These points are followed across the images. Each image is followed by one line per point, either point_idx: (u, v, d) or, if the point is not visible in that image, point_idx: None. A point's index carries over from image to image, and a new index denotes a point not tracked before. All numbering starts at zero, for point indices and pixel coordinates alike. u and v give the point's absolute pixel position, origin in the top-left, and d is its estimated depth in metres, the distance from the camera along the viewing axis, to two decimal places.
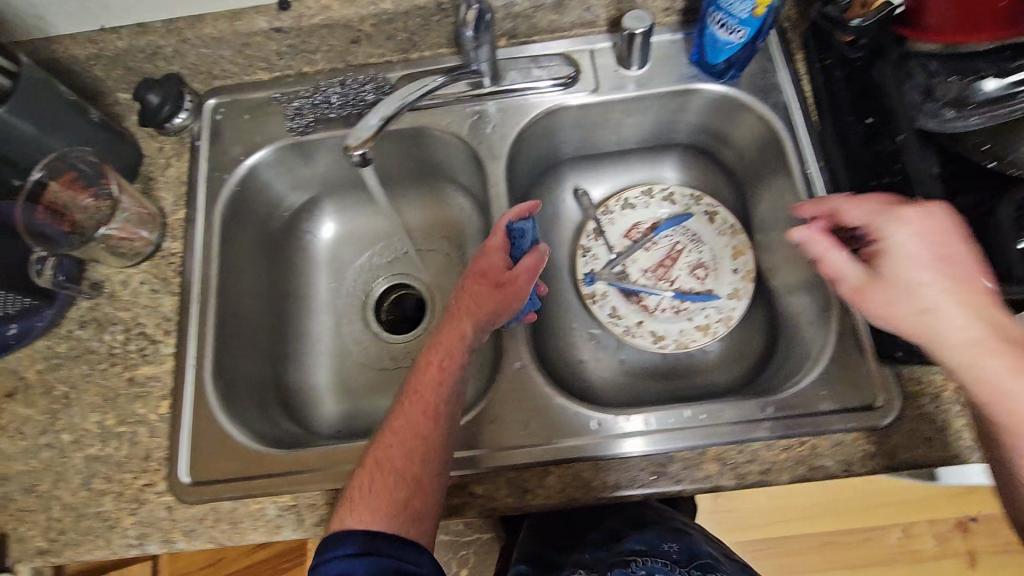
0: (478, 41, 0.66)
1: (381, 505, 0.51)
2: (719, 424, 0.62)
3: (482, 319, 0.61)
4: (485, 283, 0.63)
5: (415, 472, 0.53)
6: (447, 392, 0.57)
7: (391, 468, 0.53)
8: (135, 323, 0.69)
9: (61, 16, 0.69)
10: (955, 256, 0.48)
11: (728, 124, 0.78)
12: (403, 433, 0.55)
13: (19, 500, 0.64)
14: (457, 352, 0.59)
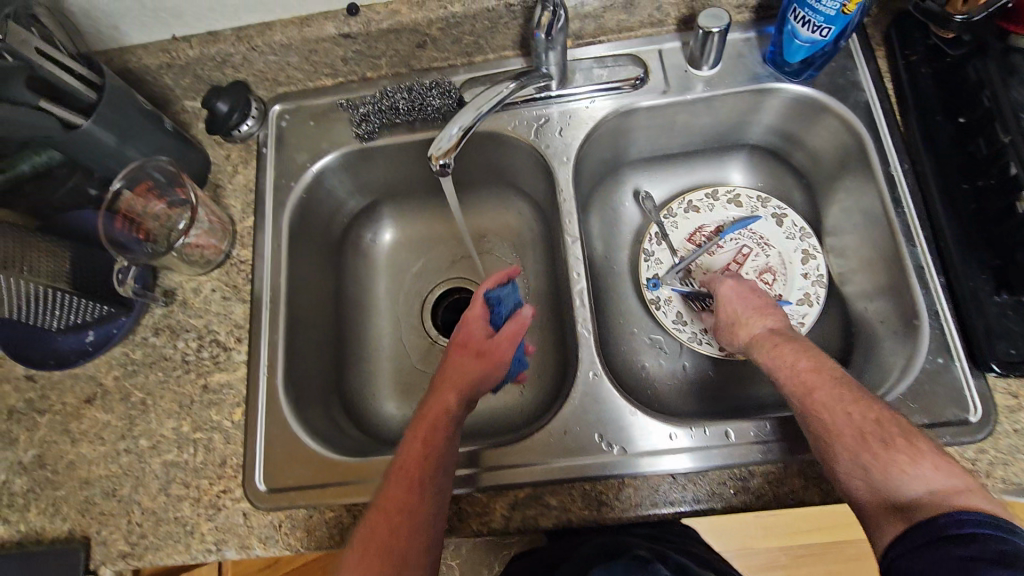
0: (551, 43, 0.65)
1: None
2: (803, 440, 0.59)
3: (465, 389, 0.58)
4: (468, 355, 0.61)
5: (400, 552, 0.48)
6: (434, 465, 0.53)
7: (375, 542, 0.48)
8: (208, 330, 0.70)
9: (137, 27, 0.70)
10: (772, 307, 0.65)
11: (801, 123, 0.75)
12: (389, 513, 0.50)
13: (100, 504, 0.65)
14: (442, 425, 0.55)
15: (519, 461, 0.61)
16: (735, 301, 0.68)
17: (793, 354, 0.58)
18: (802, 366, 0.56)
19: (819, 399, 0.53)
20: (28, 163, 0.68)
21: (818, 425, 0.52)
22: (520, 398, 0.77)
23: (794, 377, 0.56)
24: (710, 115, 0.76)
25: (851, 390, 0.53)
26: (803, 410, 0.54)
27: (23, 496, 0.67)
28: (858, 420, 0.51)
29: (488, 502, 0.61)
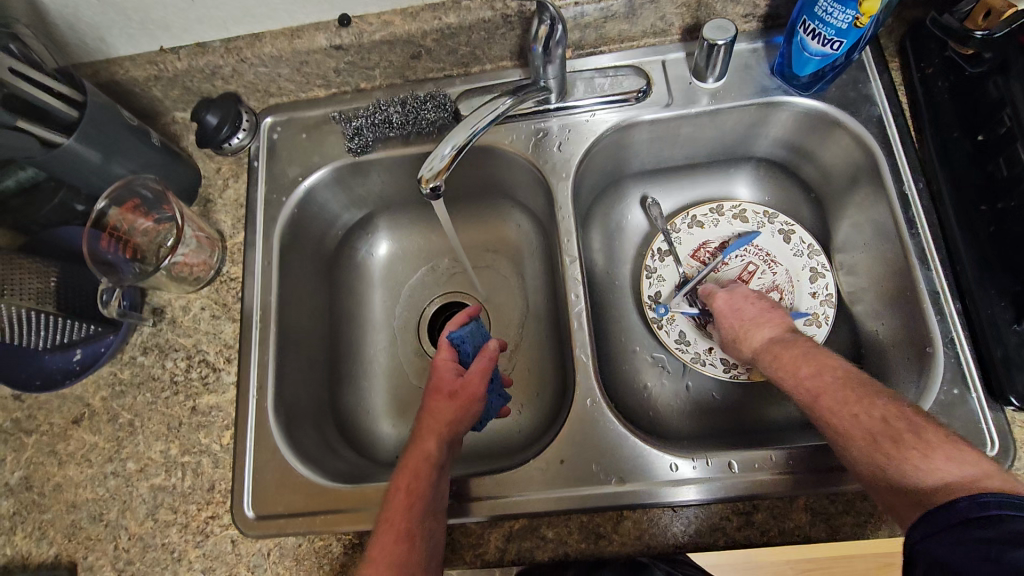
0: (550, 56, 0.63)
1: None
2: (810, 474, 0.56)
3: (442, 434, 0.58)
4: (441, 398, 0.60)
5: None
6: (423, 511, 0.53)
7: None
8: (197, 350, 0.68)
9: (123, 38, 0.68)
10: (774, 316, 0.64)
11: (810, 137, 0.72)
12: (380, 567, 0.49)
13: (87, 528, 0.64)
14: (426, 473, 0.55)
15: (513, 491, 0.59)
16: (732, 310, 0.66)
17: (796, 362, 0.57)
18: (807, 374, 0.55)
19: (827, 403, 0.52)
20: (14, 180, 0.65)
21: (832, 428, 0.51)
22: (518, 419, 0.75)
23: (799, 385, 0.55)
24: (715, 129, 0.74)
25: (859, 389, 0.52)
26: (813, 414, 0.53)
27: (9, 520, 0.65)
28: (869, 420, 0.49)
29: (482, 533, 0.59)
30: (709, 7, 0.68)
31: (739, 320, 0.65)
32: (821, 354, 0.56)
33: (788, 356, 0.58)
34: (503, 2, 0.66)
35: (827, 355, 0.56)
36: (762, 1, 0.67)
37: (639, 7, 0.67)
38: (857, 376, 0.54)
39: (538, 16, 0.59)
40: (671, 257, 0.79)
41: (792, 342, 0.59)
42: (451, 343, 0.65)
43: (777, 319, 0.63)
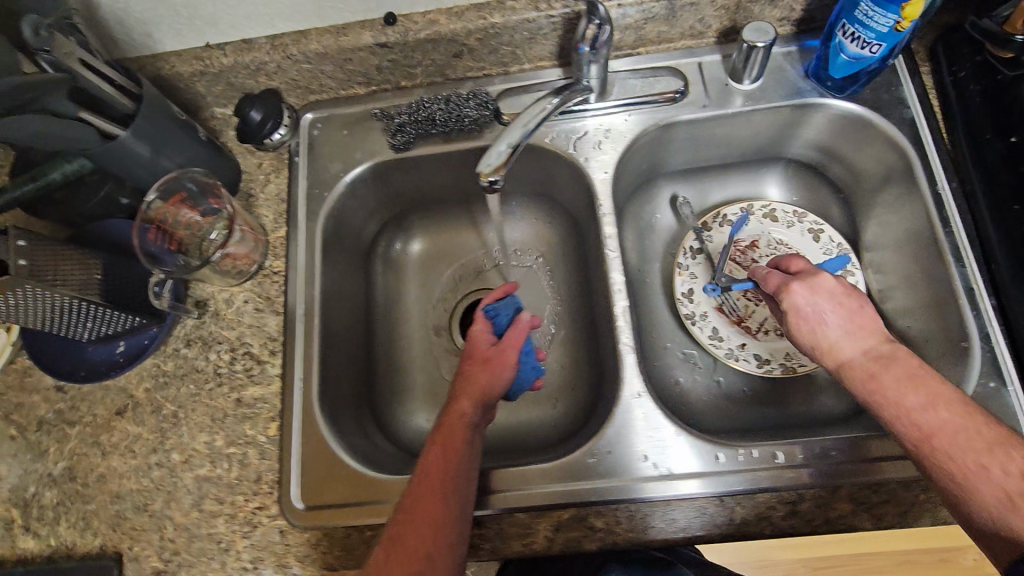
0: (595, 56, 0.64)
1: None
2: (855, 465, 0.57)
3: (475, 395, 0.60)
4: (475, 364, 0.63)
5: (423, 552, 0.49)
6: (456, 464, 0.54)
7: (397, 541, 0.49)
8: (241, 342, 0.69)
9: (171, 34, 0.69)
10: (863, 321, 0.57)
11: (841, 137, 0.73)
12: (411, 516, 0.51)
13: (131, 519, 0.64)
14: (460, 431, 0.57)
15: (560, 482, 0.60)
16: (819, 318, 0.57)
17: (906, 391, 0.52)
18: (920, 410, 0.51)
19: (944, 447, 0.49)
20: (59, 173, 0.66)
21: (945, 472, 0.48)
22: (554, 413, 0.76)
23: (908, 421, 0.51)
24: (749, 129, 0.75)
25: (980, 433, 0.48)
26: (919, 452, 0.50)
27: (52, 510, 0.66)
28: (996, 474, 0.46)
29: (530, 523, 0.60)
30: (746, 10, 0.70)
31: (825, 326, 0.57)
32: (930, 379, 0.52)
33: (894, 380, 0.53)
34: (548, 3, 0.68)
35: (933, 378, 0.52)
36: (798, 5, 0.69)
37: (679, 9, 0.69)
38: (974, 413, 0.50)
39: (587, 18, 0.60)
40: (703, 254, 0.80)
41: (890, 359, 0.54)
42: (486, 316, 0.68)
43: (869, 326, 0.57)
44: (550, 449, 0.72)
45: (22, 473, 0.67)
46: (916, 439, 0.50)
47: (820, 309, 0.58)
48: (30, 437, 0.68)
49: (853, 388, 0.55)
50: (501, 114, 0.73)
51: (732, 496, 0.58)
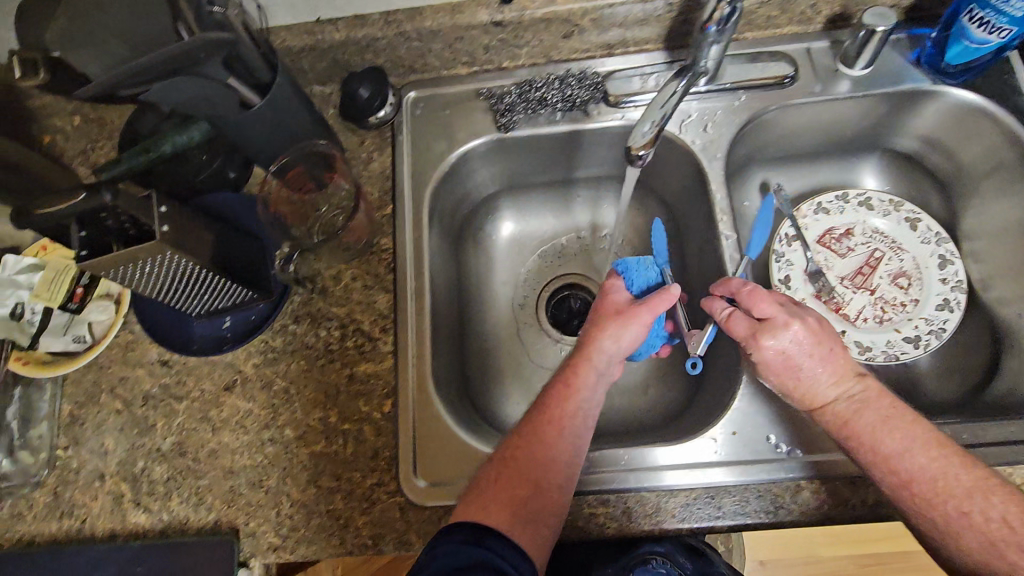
0: (719, 37, 0.63)
1: (492, 501, 0.54)
2: (984, 445, 0.58)
3: (606, 341, 0.63)
4: (608, 313, 0.66)
5: (530, 482, 0.55)
6: (576, 410, 0.60)
7: (504, 473, 0.56)
8: (351, 319, 0.69)
9: (286, 7, 0.68)
10: (839, 364, 0.58)
11: (947, 125, 0.74)
12: (523, 451, 0.57)
13: (246, 494, 0.64)
14: (587, 377, 0.61)
15: (682, 461, 0.61)
16: (795, 369, 0.58)
17: (878, 441, 0.53)
18: (898, 457, 0.52)
19: (926, 495, 0.51)
20: (170, 145, 0.65)
21: (929, 514, 0.52)
22: (654, 396, 0.76)
23: (889, 470, 0.53)
24: (852, 116, 0.76)
25: (958, 479, 0.51)
26: (898, 493, 0.53)
27: (163, 485, 0.65)
28: (977, 519, 0.50)
29: (659, 502, 0.60)
30: None
31: (801, 375, 0.58)
32: (904, 419, 0.54)
33: (870, 430, 0.54)
34: None
35: (904, 418, 0.54)
36: None
37: None
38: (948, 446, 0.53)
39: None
40: (799, 241, 0.80)
41: (866, 402, 0.56)
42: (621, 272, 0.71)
43: (841, 364, 0.57)
44: (654, 431, 0.72)
45: (130, 448, 0.67)
46: (896, 488, 0.53)
47: (791, 358, 0.58)
48: (136, 412, 0.68)
49: (834, 436, 0.56)
50: (608, 96, 0.73)
51: (752, 483, 0.59)
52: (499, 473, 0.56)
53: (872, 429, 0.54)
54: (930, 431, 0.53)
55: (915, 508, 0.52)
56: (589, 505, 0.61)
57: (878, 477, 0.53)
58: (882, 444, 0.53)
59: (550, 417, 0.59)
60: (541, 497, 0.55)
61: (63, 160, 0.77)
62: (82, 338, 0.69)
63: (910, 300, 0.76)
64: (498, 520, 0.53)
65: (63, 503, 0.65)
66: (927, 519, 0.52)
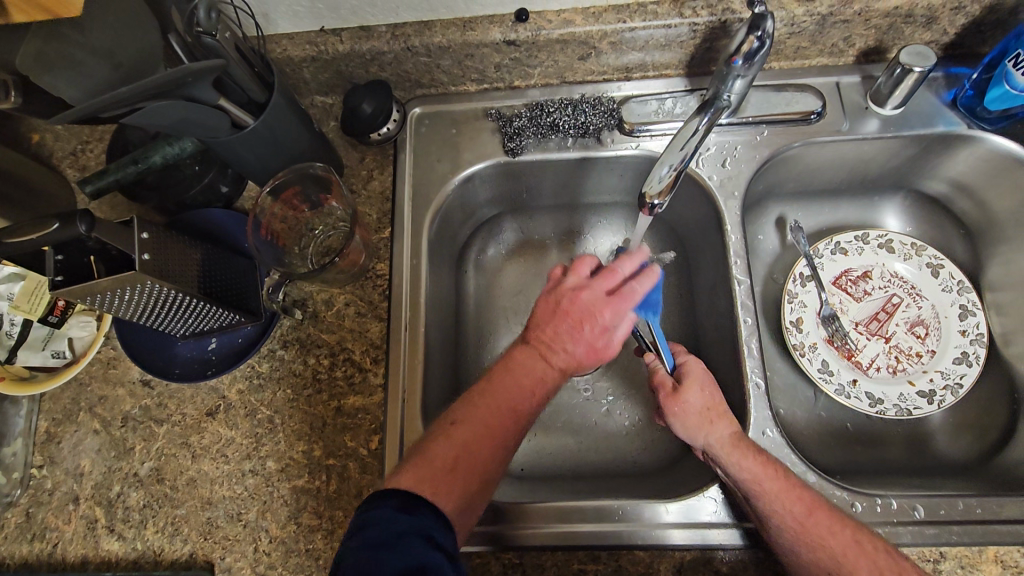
0: (746, 71, 0.55)
1: (446, 488, 0.49)
2: (996, 522, 0.56)
3: (588, 327, 0.57)
4: (597, 291, 0.59)
5: (479, 477, 0.51)
6: (535, 386, 0.56)
7: (463, 455, 0.51)
8: (341, 348, 0.66)
9: (288, 16, 0.64)
10: (715, 414, 0.59)
11: (977, 168, 0.70)
12: (474, 421, 0.53)
13: (224, 528, 0.61)
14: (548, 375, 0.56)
15: (706, 520, 0.58)
16: (686, 409, 0.60)
17: (770, 474, 0.55)
18: (791, 491, 0.54)
19: (821, 526, 0.52)
20: (160, 156, 0.62)
21: (821, 556, 0.51)
22: (654, 439, 0.72)
23: (786, 500, 0.53)
24: (879, 156, 0.72)
25: (839, 515, 0.53)
26: (797, 536, 0.52)
27: (139, 512, 0.62)
28: (866, 548, 0.51)
29: (651, 562, 0.58)
30: (898, 31, 0.67)
31: (687, 411, 0.60)
32: (790, 481, 0.55)
33: (762, 467, 0.55)
34: (693, 10, 0.63)
35: (785, 477, 0.55)
36: (953, 29, 0.67)
37: (830, 25, 0.65)
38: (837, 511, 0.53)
39: (749, 27, 0.52)
40: (814, 282, 0.75)
41: (742, 446, 0.57)
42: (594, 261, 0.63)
43: (721, 416, 0.59)
44: (651, 479, 0.68)
45: (106, 470, 0.64)
46: (795, 521, 0.52)
47: (684, 405, 0.60)
48: (114, 433, 0.65)
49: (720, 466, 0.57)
50: (623, 123, 0.70)
51: (713, 544, 0.58)
52: (449, 437, 0.51)
53: (747, 470, 0.55)
54: (808, 494, 0.54)
55: (811, 546, 0.52)
56: (579, 560, 0.58)
57: (778, 513, 0.53)
58: (758, 487, 0.54)
59: (502, 398, 0.54)
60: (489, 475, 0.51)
61: (51, 161, 0.74)
62: (61, 353, 0.66)
63: (926, 351, 0.71)
64: (441, 505, 0.48)
65: (35, 525, 0.63)
66: (823, 559, 0.51)
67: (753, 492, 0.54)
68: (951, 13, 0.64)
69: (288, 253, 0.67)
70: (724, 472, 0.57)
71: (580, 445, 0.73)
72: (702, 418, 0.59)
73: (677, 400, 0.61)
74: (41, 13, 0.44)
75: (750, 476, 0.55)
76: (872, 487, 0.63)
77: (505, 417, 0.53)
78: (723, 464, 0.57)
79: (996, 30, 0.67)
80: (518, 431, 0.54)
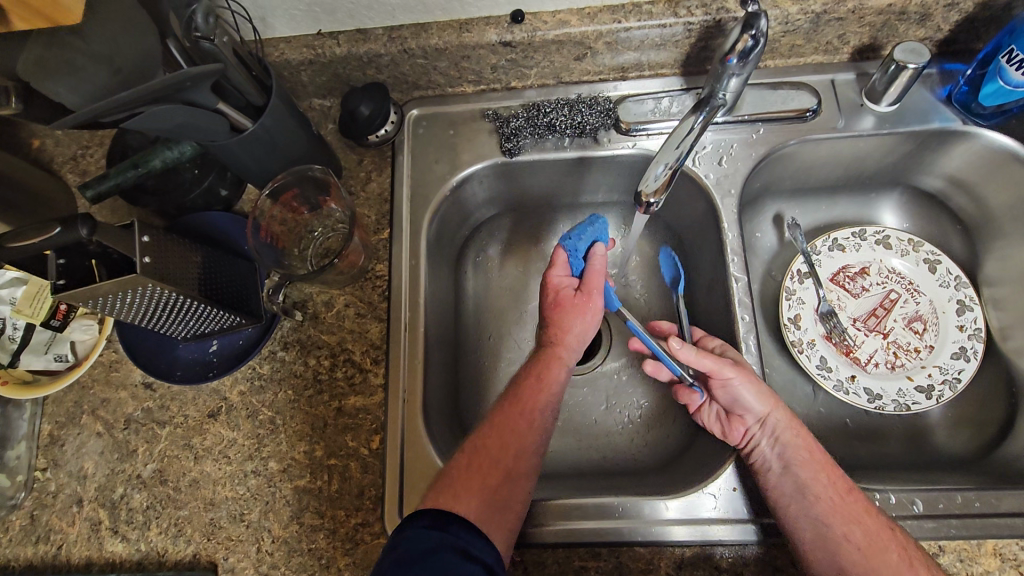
0: (740, 69, 0.56)
1: (467, 493, 0.51)
2: (995, 516, 0.56)
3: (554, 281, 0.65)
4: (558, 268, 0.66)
5: (503, 479, 0.53)
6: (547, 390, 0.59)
7: (474, 461, 0.54)
8: (341, 349, 0.67)
9: (285, 19, 0.65)
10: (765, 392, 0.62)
11: (973, 164, 0.71)
12: (502, 430, 0.56)
13: (227, 528, 0.61)
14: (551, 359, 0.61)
15: (706, 516, 0.59)
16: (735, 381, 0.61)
17: (813, 451, 0.58)
18: (831, 469, 0.57)
19: (858, 503, 0.54)
20: (160, 160, 0.63)
21: (851, 533, 0.53)
22: (654, 436, 0.72)
23: (827, 480, 0.56)
24: (874, 152, 0.73)
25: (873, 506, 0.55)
26: (836, 510, 0.54)
27: (143, 514, 0.63)
28: (898, 536, 0.53)
29: (651, 559, 0.58)
30: (892, 28, 0.67)
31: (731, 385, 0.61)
32: (832, 467, 0.57)
33: (807, 443, 0.58)
34: (688, 9, 0.64)
35: (825, 461, 0.58)
36: (947, 25, 0.67)
37: (825, 23, 0.66)
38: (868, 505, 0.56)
39: (743, 26, 0.52)
40: (811, 279, 0.75)
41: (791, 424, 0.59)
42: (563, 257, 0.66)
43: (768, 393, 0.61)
44: (651, 476, 0.68)
45: (110, 472, 0.65)
46: (836, 497, 0.55)
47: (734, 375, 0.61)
48: (117, 436, 0.66)
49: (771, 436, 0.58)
50: (620, 122, 0.70)
51: (713, 540, 0.58)
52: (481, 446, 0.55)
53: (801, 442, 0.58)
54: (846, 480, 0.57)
55: (846, 523, 0.53)
56: (580, 557, 0.58)
57: (821, 487, 0.56)
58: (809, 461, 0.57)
59: (523, 399, 0.58)
60: (512, 484, 0.53)
61: (52, 167, 0.75)
62: (64, 357, 0.67)
63: (924, 346, 0.71)
64: (462, 511, 0.50)
65: (40, 527, 0.64)
66: (859, 535, 0.53)
67: (801, 460, 0.57)
68: (945, 9, 0.64)
69: (287, 256, 0.67)
70: (769, 442, 0.58)
71: (580, 443, 0.73)
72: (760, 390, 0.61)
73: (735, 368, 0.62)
74: (43, 20, 0.45)
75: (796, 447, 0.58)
76: (872, 482, 0.63)
77: (526, 416, 0.57)
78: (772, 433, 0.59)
79: (989, 26, 0.67)
80: (545, 429, 0.57)
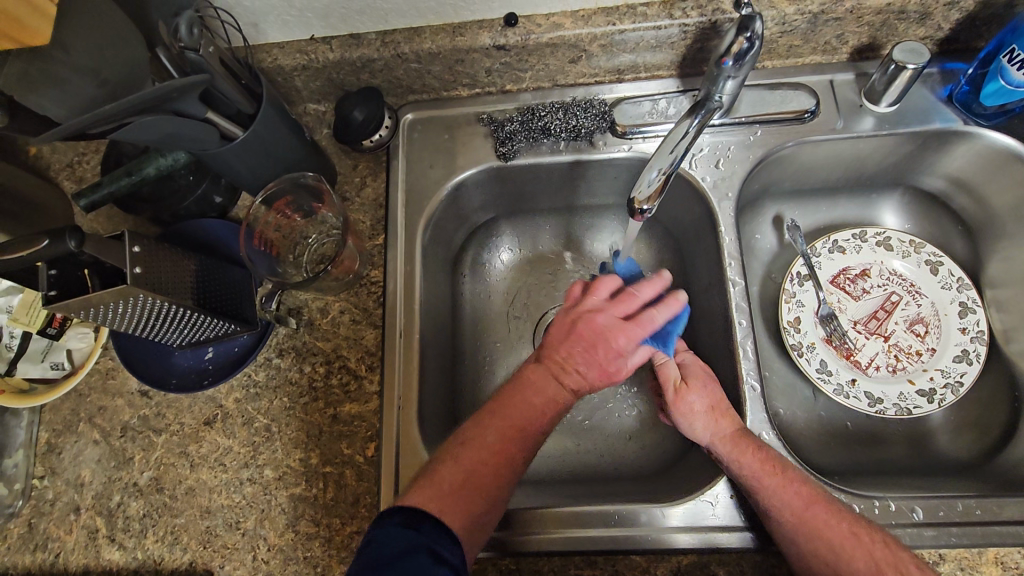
0: (736, 73, 0.54)
1: (454, 507, 0.49)
2: (997, 524, 0.56)
3: (605, 349, 0.59)
4: (612, 316, 0.61)
5: (486, 496, 0.51)
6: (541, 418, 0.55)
7: (471, 478, 0.51)
8: (337, 356, 0.66)
9: (277, 26, 0.65)
10: (720, 410, 0.60)
11: (977, 164, 0.69)
12: (486, 440, 0.53)
13: (223, 536, 0.61)
14: (550, 387, 0.57)
15: (706, 524, 0.58)
16: (689, 406, 0.61)
17: (768, 469, 0.55)
18: (788, 484, 0.54)
19: (819, 519, 0.52)
20: (154, 167, 0.63)
21: (819, 547, 0.51)
22: (652, 441, 0.72)
23: (785, 495, 0.54)
24: (876, 154, 0.72)
25: (840, 509, 0.53)
26: (796, 526, 0.52)
27: (139, 522, 0.63)
28: (864, 540, 0.51)
29: (649, 567, 0.57)
30: (891, 27, 0.66)
31: (691, 410, 0.61)
32: (790, 478, 0.55)
33: (760, 462, 0.56)
34: (683, 11, 0.63)
35: (783, 475, 0.55)
36: (947, 24, 0.66)
37: (823, 23, 0.65)
38: (837, 506, 0.53)
39: (737, 29, 0.51)
40: (811, 281, 0.74)
41: (736, 445, 0.57)
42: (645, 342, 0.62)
43: (723, 414, 0.60)
44: (649, 480, 0.68)
45: (107, 480, 0.65)
46: (793, 514, 0.53)
47: (693, 397, 0.61)
48: (114, 444, 0.66)
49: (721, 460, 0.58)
50: (615, 125, 0.69)
51: (713, 548, 0.57)
52: (457, 458, 0.52)
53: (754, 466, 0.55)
54: (808, 490, 0.54)
55: (809, 538, 0.52)
56: (576, 566, 0.58)
57: (776, 506, 0.54)
58: (759, 487, 0.55)
59: (514, 418, 0.55)
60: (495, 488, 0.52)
61: (48, 174, 0.75)
62: (60, 365, 0.67)
63: (926, 349, 0.70)
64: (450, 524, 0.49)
65: (38, 535, 0.64)
66: (821, 550, 0.51)
67: (750, 483, 0.55)
68: (944, 8, 0.63)
69: (282, 263, 0.67)
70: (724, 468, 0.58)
71: (578, 448, 0.73)
72: (707, 416, 0.60)
73: (685, 396, 0.62)
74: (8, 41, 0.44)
75: (745, 471, 0.56)
76: (875, 488, 0.62)
77: (511, 438, 0.54)
78: (723, 459, 0.58)
79: (990, 24, 0.66)
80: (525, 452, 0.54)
